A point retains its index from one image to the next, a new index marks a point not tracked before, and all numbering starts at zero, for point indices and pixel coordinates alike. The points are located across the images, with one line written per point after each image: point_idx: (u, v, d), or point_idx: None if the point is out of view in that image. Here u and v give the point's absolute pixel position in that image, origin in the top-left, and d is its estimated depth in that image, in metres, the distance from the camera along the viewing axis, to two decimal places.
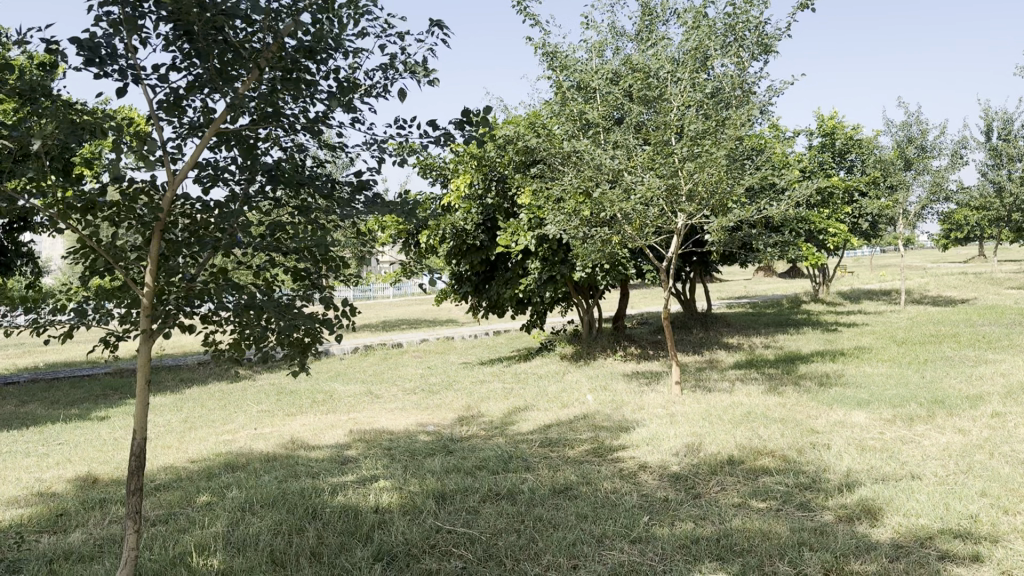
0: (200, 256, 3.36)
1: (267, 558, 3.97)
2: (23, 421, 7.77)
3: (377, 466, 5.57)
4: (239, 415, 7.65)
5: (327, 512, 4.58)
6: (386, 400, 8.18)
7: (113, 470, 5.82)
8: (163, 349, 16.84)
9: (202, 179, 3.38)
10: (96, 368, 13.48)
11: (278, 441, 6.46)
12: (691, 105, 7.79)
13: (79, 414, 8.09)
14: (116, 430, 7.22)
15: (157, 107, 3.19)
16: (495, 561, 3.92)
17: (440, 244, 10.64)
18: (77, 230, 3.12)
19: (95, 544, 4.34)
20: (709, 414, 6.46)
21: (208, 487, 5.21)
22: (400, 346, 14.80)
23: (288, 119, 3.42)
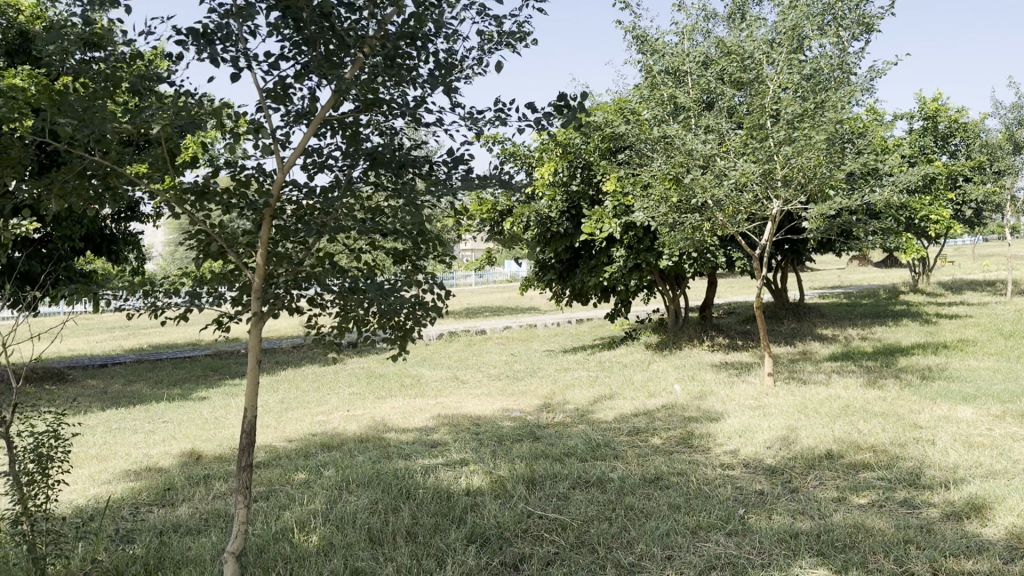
0: (307, 241, 3.45)
1: (365, 535, 4.07)
2: (130, 400, 8.17)
3: (466, 450, 5.63)
4: (331, 397, 7.86)
5: (420, 493, 4.65)
6: (472, 385, 8.27)
7: (215, 447, 6.07)
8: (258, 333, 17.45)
9: (309, 166, 3.46)
10: (196, 350, 14.08)
11: (370, 423, 6.60)
12: (788, 88, 7.54)
13: (182, 394, 8.46)
14: (216, 409, 7.52)
15: (267, 95, 3.26)
16: (588, 548, 3.91)
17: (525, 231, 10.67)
18: (193, 215, 3.24)
19: (202, 517, 4.53)
20: (804, 407, 6.29)
21: (304, 466, 5.37)
22: (484, 333, 14.94)
23: (390, 105, 3.45)
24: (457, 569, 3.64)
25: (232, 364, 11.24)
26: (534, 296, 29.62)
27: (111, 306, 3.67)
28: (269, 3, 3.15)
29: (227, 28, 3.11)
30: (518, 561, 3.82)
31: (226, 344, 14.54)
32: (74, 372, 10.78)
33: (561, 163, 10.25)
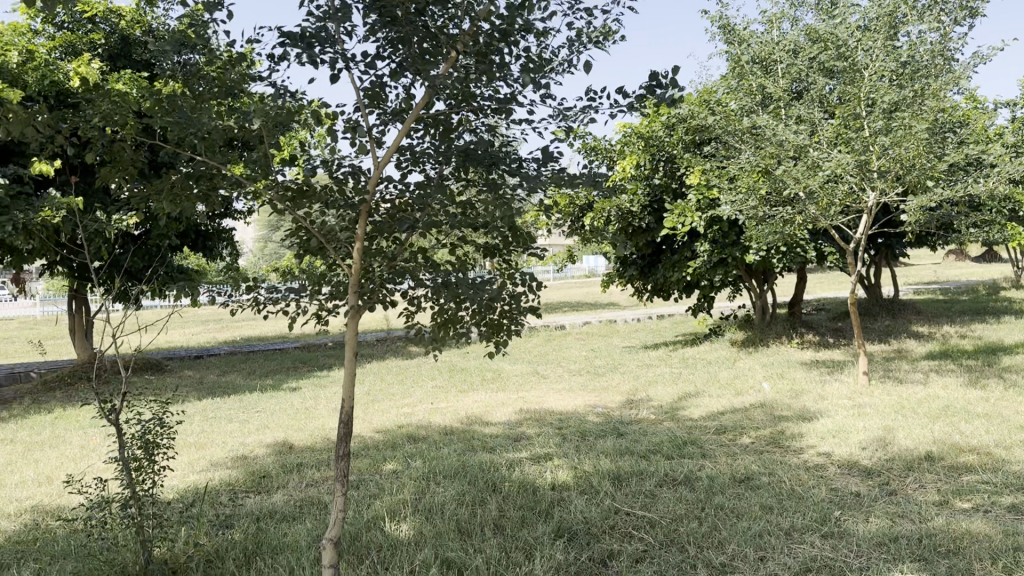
0: (402, 237, 3.53)
1: (454, 526, 4.12)
2: (225, 390, 8.49)
3: (550, 444, 5.63)
4: (415, 390, 7.99)
5: (506, 486, 4.68)
6: (554, 380, 8.28)
7: (306, 437, 6.24)
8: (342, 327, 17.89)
9: (404, 163, 3.51)
10: (284, 343, 14.52)
11: (454, 416, 6.68)
12: (885, 76, 7.27)
13: (273, 385, 8.74)
14: (306, 399, 7.74)
15: (363, 95, 3.32)
16: (678, 547, 3.86)
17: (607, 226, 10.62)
18: (294, 211, 3.37)
19: (296, 504, 4.68)
20: (901, 407, 6.07)
21: (393, 456, 5.48)
22: (563, 328, 14.94)
23: (482, 102, 3.46)
24: (547, 563, 3.64)
25: (319, 357, 11.55)
26: (613, 291, 29.43)
27: (216, 302, 3.84)
28: (365, 3, 3.19)
29: (325, 31, 3.17)
30: (607, 557, 3.80)
31: (313, 337, 14.95)
32: (171, 362, 11.27)
33: (644, 156, 10.17)
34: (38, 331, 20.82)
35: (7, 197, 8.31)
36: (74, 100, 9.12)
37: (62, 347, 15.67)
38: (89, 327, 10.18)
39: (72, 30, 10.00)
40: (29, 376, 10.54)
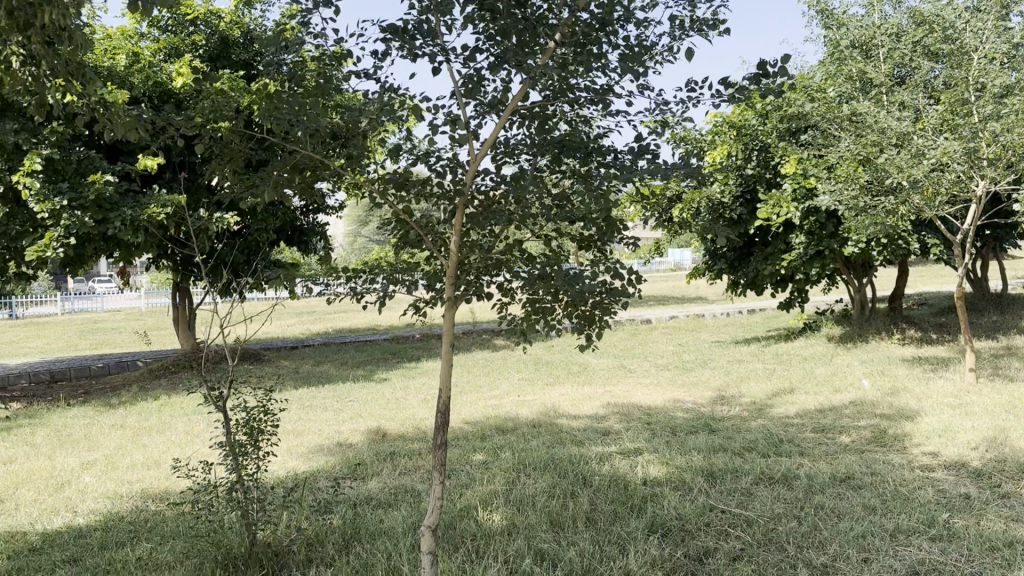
0: (497, 230, 3.55)
1: (546, 518, 4.13)
2: (319, 380, 8.75)
3: (640, 439, 5.59)
4: (503, 382, 8.06)
5: (598, 479, 4.67)
6: (642, 374, 8.21)
7: (398, 427, 6.38)
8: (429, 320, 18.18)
9: (500, 157, 3.54)
10: (374, 335, 14.85)
11: (542, 408, 6.71)
12: (997, 58, 6.92)
13: (365, 375, 8.95)
14: (396, 390, 7.90)
15: (462, 88, 3.36)
16: (776, 546, 3.77)
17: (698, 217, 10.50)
18: (393, 203, 3.44)
19: (391, 492, 4.79)
20: (1014, 407, 5.76)
21: (482, 446, 5.54)
22: (650, 322, 14.80)
23: (579, 93, 3.45)
24: (642, 558, 3.60)
25: (408, 348, 11.75)
26: (700, 285, 28.93)
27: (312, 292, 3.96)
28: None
29: (426, 24, 3.23)
30: (702, 554, 3.74)
31: (401, 330, 15.23)
32: (267, 352, 11.68)
33: (737, 145, 10.02)
34: (144, 321, 21.90)
35: (116, 195, 8.76)
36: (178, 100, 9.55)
37: (167, 337, 16.45)
38: (191, 319, 10.64)
39: (175, 33, 10.49)
40: (136, 365, 11.10)
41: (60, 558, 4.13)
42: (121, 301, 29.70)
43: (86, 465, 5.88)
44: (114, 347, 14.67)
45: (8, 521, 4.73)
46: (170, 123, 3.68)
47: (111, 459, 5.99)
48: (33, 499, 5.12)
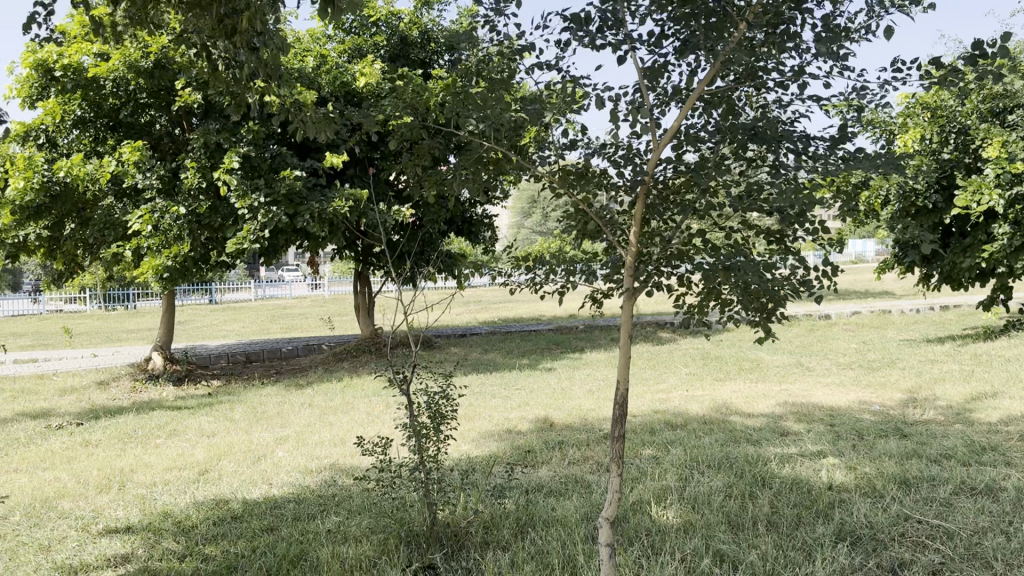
0: (677, 219, 3.45)
1: (724, 518, 4.01)
2: (487, 367, 8.96)
3: (822, 441, 5.32)
4: (672, 376, 7.93)
5: (778, 481, 4.49)
6: (820, 373, 7.81)
7: (566, 417, 6.42)
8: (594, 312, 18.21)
9: (682, 144, 3.44)
10: (540, 325, 15.03)
11: (713, 404, 6.54)
12: None
13: (531, 364, 9.09)
14: (562, 380, 7.98)
15: (645, 77, 3.30)
16: (983, 562, 3.46)
17: (886, 206, 9.88)
18: (573, 192, 3.44)
19: (562, 481, 4.84)
20: None
21: (652, 441, 5.47)
22: (827, 318, 14.08)
23: (769, 77, 3.28)
24: (829, 566, 3.42)
25: (572, 339, 11.81)
26: (882, 278, 27.11)
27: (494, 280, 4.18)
28: None
29: (610, 14, 3.20)
30: (896, 565, 3.50)
31: (566, 321, 15.33)
32: (438, 339, 12.13)
33: (932, 127, 9.36)
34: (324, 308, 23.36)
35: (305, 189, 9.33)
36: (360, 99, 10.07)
37: (346, 323, 17.46)
38: (369, 306, 11.20)
39: (359, 34, 11.08)
40: (320, 348, 11.85)
41: (259, 526, 4.47)
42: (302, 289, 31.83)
43: (279, 440, 6.33)
44: (301, 331, 15.75)
45: (215, 489, 5.18)
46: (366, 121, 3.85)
47: (301, 435, 6.42)
48: (234, 470, 5.58)
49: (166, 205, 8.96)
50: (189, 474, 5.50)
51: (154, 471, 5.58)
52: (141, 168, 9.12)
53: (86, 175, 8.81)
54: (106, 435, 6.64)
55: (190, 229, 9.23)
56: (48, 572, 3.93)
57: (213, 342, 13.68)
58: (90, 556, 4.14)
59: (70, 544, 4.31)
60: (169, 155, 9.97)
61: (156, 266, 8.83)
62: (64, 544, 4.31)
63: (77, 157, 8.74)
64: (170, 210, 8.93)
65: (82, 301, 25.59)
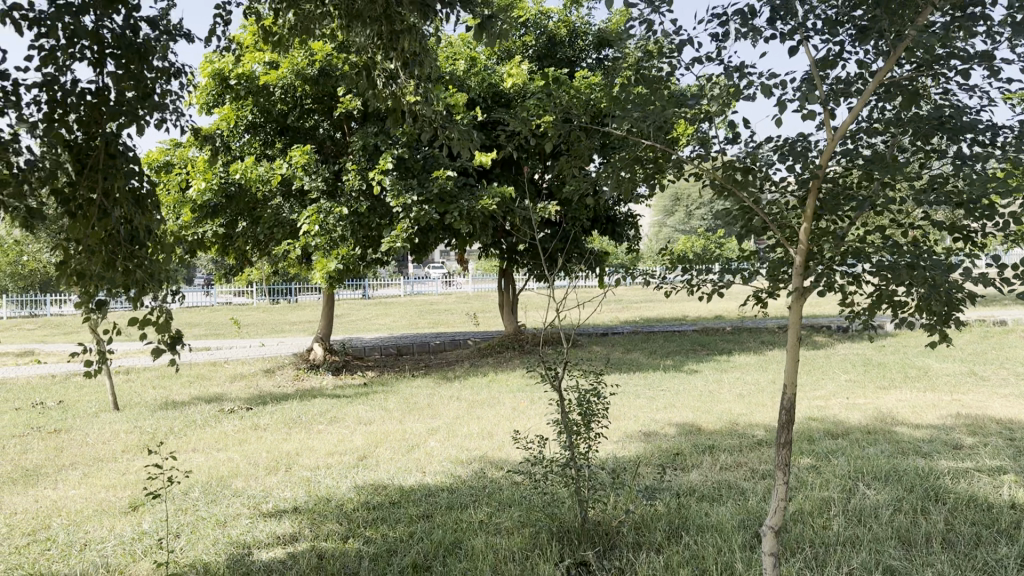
0: (850, 216, 3.29)
1: (893, 534, 3.80)
2: (631, 367, 8.90)
3: (1002, 457, 4.93)
4: (829, 382, 7.59)
5: (953, 497, 4.20)
6: (997, 383, 7.25)
7: (715, 421, 6.28)
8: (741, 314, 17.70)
9: (855, 137, 3.28)
10: (686, 326, 14.75)
11: (875, 413, 6.21)
12: None
13: (676, 365, 8.94)
14: (709, 382, 7.80)
15: (816, 68, 3.18)
16: None
17: None
18: (739, 188, 3.36)
19: (715, 486, 4.74)
20: None
21: (810, 449, 5.26)
22: (1004, 325, 13.03)
23: (955, 64, 3.07)
24: None
25: (718, 341, 11.54)
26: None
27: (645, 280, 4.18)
28: None
29: (781, 6, 3.10)
30: None
31: (712, 322, 14.97)
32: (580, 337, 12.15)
33: None
34: (466, 304, 23.96)
35: (454, 188, 9.57)
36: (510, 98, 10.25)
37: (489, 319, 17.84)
38: (513, 303, 11.37)
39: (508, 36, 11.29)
40: (466, 343, 12.14)
41: (415, 513, 4.64)
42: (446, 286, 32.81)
43: (431, 431, 6.53)
44: (447, 326, 16.23)
45: (373, 474, 5.42)
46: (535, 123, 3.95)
47: (451, 427, 6.62)
48: (390, 458, 5.82)
49: (330, 205, 9.44)
50: (349, 459, 5.79)
51: (317, 455, 5.91)
52: (308, 171, 9.66)
53: (258, 177, 9.49)
54: (272, 419, 7.08)
55: (352, 228, 9.68)
56: (226, 545, 4.25)
57: (365, 335, 14.34)
58: (262, 533, 4.42)
59: (244, 520, 4.63)
60: (331, 157, 10.53)
61: (328, 266, 9.39)
62: (239, 520, 4.64)
63: (251, 159, 9.42)
64: (335, 210, 9.42)
65: (247, 294, 27.57)
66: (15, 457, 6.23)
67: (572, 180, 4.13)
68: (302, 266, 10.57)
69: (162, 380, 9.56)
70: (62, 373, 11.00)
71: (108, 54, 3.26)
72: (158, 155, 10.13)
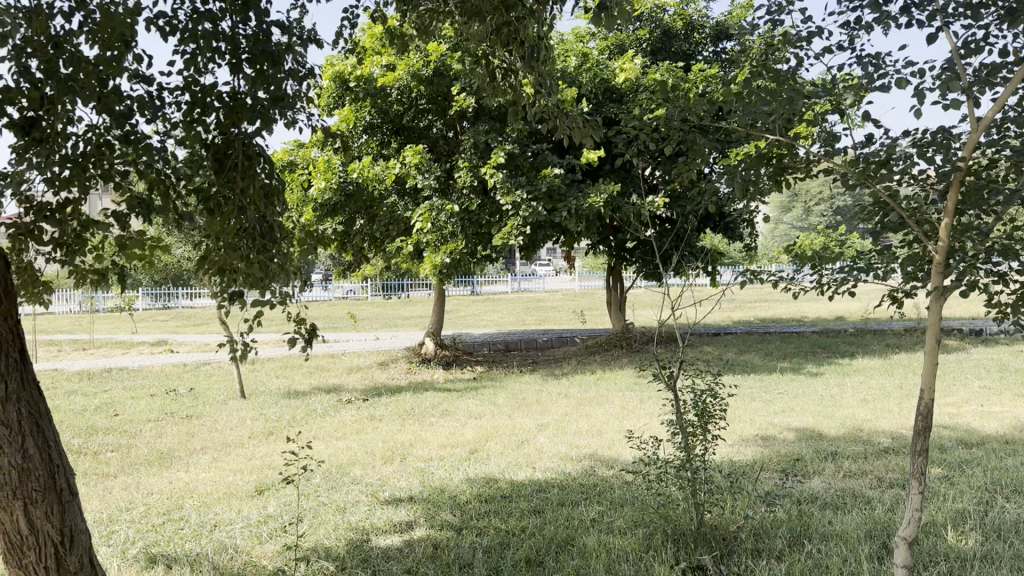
0: (996, 210, 3.10)
1: None
2: (745, 368, 8.69)
3: None
4: (962, 388, 7.17)
5: None
6: None
7: (837, 426, 6.04)
8: (862, 315, 16.95)
9: (1001, 126, 3.08)
10: (804, 326, 14.25)
11: (1014, 423, 5.83)
12: None
13: (793, 368, 8.66)
14: (830, 386, 7.52)
15: (958, 54, 3.01)
16: None
17: None
18: (872, 183, 3.22)
19: (838, 494, 4.56)
20: None
21: (941, 459, 4.98)
22: None
23: None
24: None
25: (838, 343, 11.10)
26: None
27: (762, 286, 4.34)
28: None
29: None
30: None
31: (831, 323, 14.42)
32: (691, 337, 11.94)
33: None
34: (574, 301, 23.96)
35: (563, 185, 9.58)
36: (623, 94, 10.18)
37: (599, 317, 17.79)
38: (621, 301, 11.28)
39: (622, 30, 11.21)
40: (574, 341, 12.13)
41: (527, 508, 4.66)
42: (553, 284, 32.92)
43: (540, 427, 6.56)
44: (556, 323, 16.27)
45: (485, 468, 5.50)
46: (657, 121, 3.93)
47: (561, 423, 6.63)
48: (501, 452, 5.88)
49: (442, 203, 9.63)
50: (461, 452, 5.89)
51: (430, 447, 6.04)
52: (421, 170, 9.90)
53: (375, 176, 9.81)
54: (387, 411, 7.28)
55: (462, 226, 9.86)
56: (345, 531, 4.39)
57: (475, 331, 14.55)
58: (379, 520, 4.55)
59: (362, 507, 4.77)
60: (444, 156, 10.68)
61: (435, 262, 9.57)
62: (358, 507, 4.79)
63: (367, 159, 9.75)
64: (445, 208, 9.61)
65: (362, 290, 28.52)
66: (151, 440, 6.65)
67: (692, 177, 4.07)
68: (414, 263, 10.83)
69: (284, 371, 10.00)
70: (192, 362, 11.68)
71: (242, 59, 3.39)
72: (282, 155, 10.61)
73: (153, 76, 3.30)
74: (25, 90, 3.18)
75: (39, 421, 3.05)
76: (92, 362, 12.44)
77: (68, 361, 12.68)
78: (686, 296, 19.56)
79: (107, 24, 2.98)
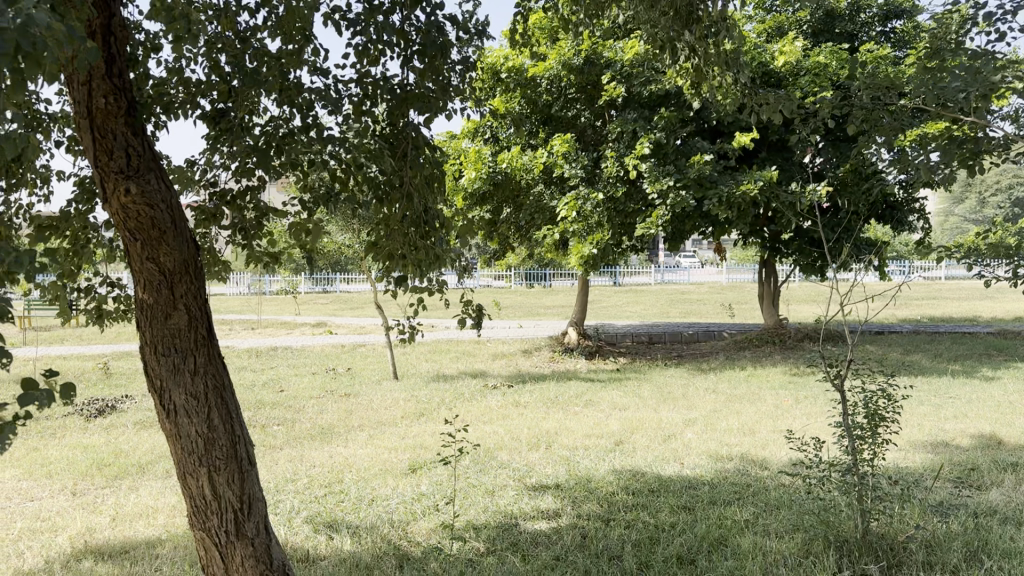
0: None
1: None
2: (910, 369, 8.16)
3: None
4: None
5: None
6: None
7: (1019, 435, 5.56)
8: None
9: None
10: (978, 326, 13.19)
11: None
12: None
13: (965, 370, 8.06)
14: (1008, 392, 6.93)
15: None
16: None
17: None
18: None
19: (1020, 509, 4.20)
20: None
21: None
22: None
23: None
24: None
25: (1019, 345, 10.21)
26: None
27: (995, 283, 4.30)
28: None
29: None
30: None
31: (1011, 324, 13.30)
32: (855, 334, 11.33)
33: None
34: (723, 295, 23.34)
35: (716, 173, 9.34)
36: (783, 79, 9.82)
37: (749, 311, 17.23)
38: (774, 295, 10.85)
39: (779, 12, 10.90)
40: (722, 335, 11.79)
41: (676, 504, 4.57)
42: (698, 276, 32.20)
43: (688, 422, 6.44)
44: (703, 316, 15.88)
45: (632, 460, 5.45)
46: (829, 105, 3.77)
47: (710, 419, 6.46)
48: (647, 444, 5.82)
49: (588, 192, 9.61)
50: (607, 442, 5.87)
51: (576, 436, 6.06)
52: (568, 159, 9.92)
53: (523, 166, 9.92)
54: (533, 398, 7.36)
55: (609, 215, 9.81)
56: (494, 514, 4.46)
57: (621, 322, 14.44)
58: (527, 506, 4.60)
59: (510, 492, 4.83)
60: (592, 145, 10.71)
61: (582, 252, 9.58)
62: (505, 491, 4.86)
63: (517, 149, 9.88)
64: (591, 196, 9.59)
65: (506, 278, 28.90)
66: (313, 416, 7.03)
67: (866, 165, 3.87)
68: (559, 253, 10.88)
69: (433, 355, 10.30)
70: (350, 343, 12.25)
71: (412, 51, 3.48)
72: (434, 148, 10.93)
73: (330, 69, 3.45)
74: (215, 82, 3.38)
75: (223, 393, 3.26)
76: (259, 340, 13.31)
77: (238, 339, 13.64)
78: (858, 291, 18.53)
79: (289, 19, 3.15)
